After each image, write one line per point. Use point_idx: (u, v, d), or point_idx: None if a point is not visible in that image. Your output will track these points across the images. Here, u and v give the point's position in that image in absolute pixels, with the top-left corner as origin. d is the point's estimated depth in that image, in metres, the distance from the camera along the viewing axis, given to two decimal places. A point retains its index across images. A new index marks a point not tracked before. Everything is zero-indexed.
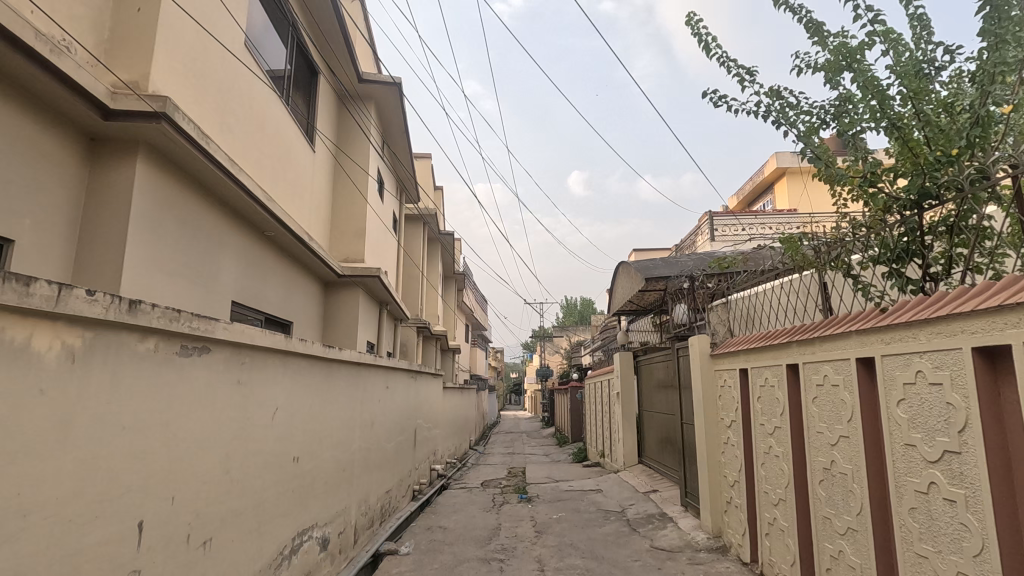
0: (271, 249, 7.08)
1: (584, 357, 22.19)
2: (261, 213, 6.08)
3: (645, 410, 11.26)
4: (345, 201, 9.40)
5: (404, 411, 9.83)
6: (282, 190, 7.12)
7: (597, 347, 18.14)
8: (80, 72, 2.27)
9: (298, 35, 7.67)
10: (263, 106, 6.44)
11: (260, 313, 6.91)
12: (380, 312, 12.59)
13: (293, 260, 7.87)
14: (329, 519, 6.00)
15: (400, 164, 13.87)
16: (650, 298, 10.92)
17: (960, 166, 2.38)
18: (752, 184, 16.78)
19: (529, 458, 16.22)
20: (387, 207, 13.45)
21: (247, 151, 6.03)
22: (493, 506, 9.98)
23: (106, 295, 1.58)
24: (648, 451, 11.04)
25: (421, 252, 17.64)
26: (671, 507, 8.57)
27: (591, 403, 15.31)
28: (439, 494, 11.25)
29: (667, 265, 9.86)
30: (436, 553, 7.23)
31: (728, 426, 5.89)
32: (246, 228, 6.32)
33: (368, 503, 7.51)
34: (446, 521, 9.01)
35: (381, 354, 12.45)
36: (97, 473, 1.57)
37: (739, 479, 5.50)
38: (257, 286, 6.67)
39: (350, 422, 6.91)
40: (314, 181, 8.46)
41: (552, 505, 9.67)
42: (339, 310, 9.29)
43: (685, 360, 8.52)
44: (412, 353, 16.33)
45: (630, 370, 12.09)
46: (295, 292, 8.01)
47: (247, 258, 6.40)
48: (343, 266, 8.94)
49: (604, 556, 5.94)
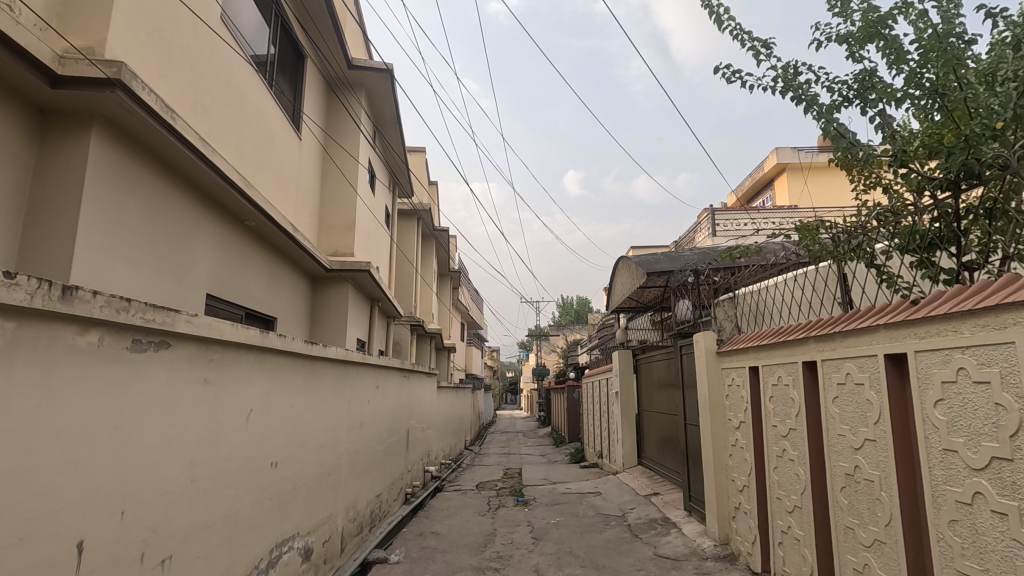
0: (254, 239, 6.42)
1: (581, 355, 21.37)
2: (240, 201, 5.39)
3: (645, 409, 10.59)
4: (334, 191, 8.68)
5: (396, 411, 9.13)
6: (267, 179, 6.44)
7: (597, 343, 17.21)
8: (20, 30, 1.79)
9: (282, 14, 6.95)
10: (245, 88, 5.78)
11: (240, 308, 6.19)
12: (371, 310, 11.87)
13: (279, 254, 7.20)
14: (313, 527, 5.30)
15: (393, 155, 13.07)
16: (651, 295, 10.25)
17: (1009, 140, 1.94)
18: (751, 180, 16.01)
19: (524, 458, 15.47)
20: (379, 200, 12.72)
21: (229, 138, 5.42)
22: (488, 510, 9.29)
23: (32, 277, 1.25)
24: (648, 451, 10.37)
25: (414, 249, 16.87)
26: (674, 512, 7.89)
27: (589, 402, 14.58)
28: (434, 497, 10.53)
29: (670, 260, 9.21)
30: (429, 562, 6.56)
31: (734, 427, 5.25)
32: (226, 218, 5.65)
33: (356, 508, 6.79)
34: (439, 527, 8.32)
35: (371, 352, 11.74)
36: (13, 495, 1.22)
37: (748, 484, 4.90)
38: (239, 278, 6.02)
39: (337, 421, 6.26)
40: (302, 172, 7.81)
41: (550, 509, 8.99)
42: (330, 308, 8.59)
43: (689, 358, 7.86)
44: (405, 351, 15.56)
45: (630, 367, 11.36)
46: (280, 287, 7.30)
47: (225, 250, 5.71)
48: (331, 259, 8.26)
49: (606, 565, 5.25)
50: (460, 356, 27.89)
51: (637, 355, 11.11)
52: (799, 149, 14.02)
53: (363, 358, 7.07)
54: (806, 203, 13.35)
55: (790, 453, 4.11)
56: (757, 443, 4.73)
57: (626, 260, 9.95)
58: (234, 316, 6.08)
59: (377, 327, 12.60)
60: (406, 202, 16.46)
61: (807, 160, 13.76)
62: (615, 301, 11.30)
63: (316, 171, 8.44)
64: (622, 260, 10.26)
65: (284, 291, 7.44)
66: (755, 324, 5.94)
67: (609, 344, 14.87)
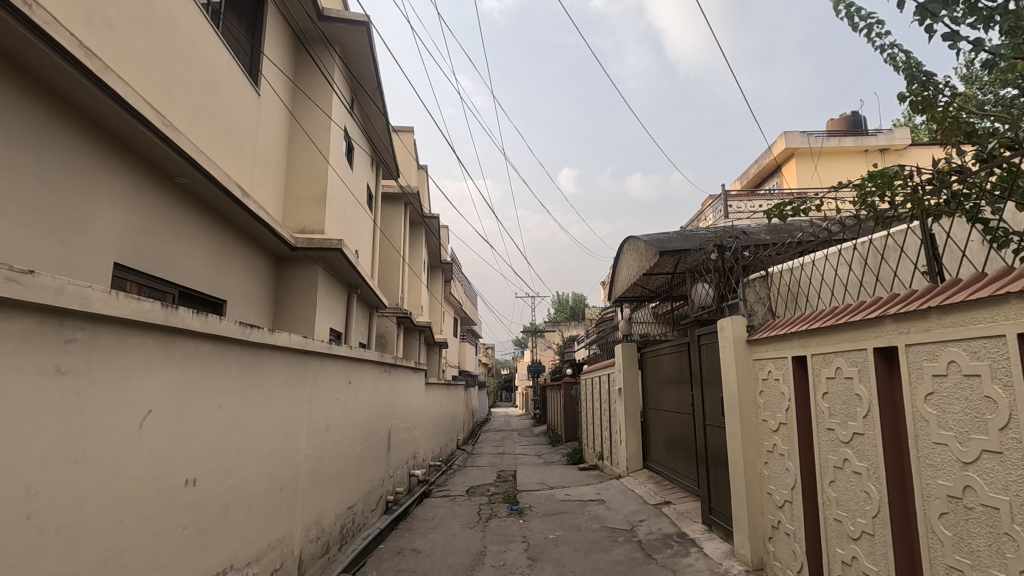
0: (200, 209, 4.79)
1: (580, 350, 19.24)
2: (175, 158, 3.82)
3: (648, 407, 8.68)
4: (302, 162, 6.99)
5: (375, 412, 7.02)
6: (212, 140, 4.87)
7: (592, 340, 15.32)
8: None
9: None
10: (177, 15, 4.27)
11: (175, 287, 4.51)
12: (348, 297, 9.87)
13: (230, 224, 5.44)
14: (255, 557, 3.52)
15: (375, 125, 11.04)
16: (658, 282, 8.34)
17: None
18: (757, 167, 14.16)
19: (521, 458, 13.64)
20: (361, 177, 10.75)
21: (153, 75, 3.93)
22: (478, 521, 7.23)
23: None
24: (654, 452, 8.42)
25: (403, 238, 14.83)
26: (691, 525, 5.95)
27: (588, 399, 12.48)
28: (419, 505, 8.49)
29: (686, 238, 7.22)
30: None
31: (772, 429, 3.59)
32: (158, 179, 4.05)
33: (320, 524, 4.85)
34: (420, 542, 6.27)
35: (349, 345, 9.73)
36: None
37: (793, 498, 3.23)
38: (174, 250, 4.37)
39: (296, 417, 4.38)
40: (262, 135, 6.14)
41: (546, 522, 6.90)
42: (298, 295, 6.83)
43: (707, 351, 5.91)
44: (392, 345, 13.64)
45: (635, 362, 9.11)
46: (230, 262, 5.50)
47: (160, 217, 4.11)
48: (298, 236, 6.56)
49: None
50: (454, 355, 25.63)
51: (643, 349, 8.90)
52: (810, 133, 12.12)
53: (332, 349, 5.12)
54: (821, 185, 11.48)
55: (857, 465, 2.53)
56: (804, 449, 3.07)
57: (632, 239, 7.99)
58: (166, 297, 4.42)
59: (356, 317, 10.51)
60: (391, 184, 14.50)
61: (818, 143, 11.97)
62: (618, 290, 9.35)
63: (281, 137, 6.77)
64: (628, 241, 8.16)
65: (238, 268, 5.74)
66: (794, 307, 4.36)
67: (610, 337, 12.69)
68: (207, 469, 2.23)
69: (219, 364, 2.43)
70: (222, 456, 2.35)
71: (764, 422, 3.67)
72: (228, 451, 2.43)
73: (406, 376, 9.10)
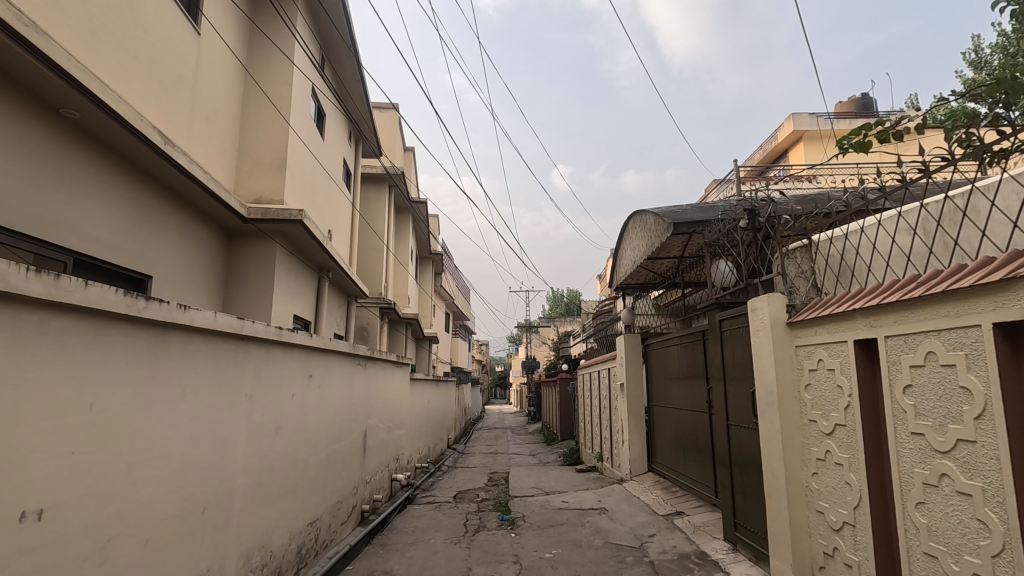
0: (111, 163, 3.07)
1: (579, 347, 17.41)
2: (32, 56, 2.13)
3: (655, 403, 6.35)
4: (257, 119, 4.78)
5: (346, 409, 4.74)
6: (121, 67, 3.03)
7: (591, 332, 13.38)
8: None
9: None
10: None
11: (70, 252, 2.80)
12: (321, 284, 7.57)
13: (156, 182, 3.50)
14: None
15: (354, 99, 8.60)
16: (665, 267, 6.19)
17: None
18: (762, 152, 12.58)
19: (513, 457, 11.77)
20: (339, 152, 8.41)
21: None
22: (466, 533, 5.08)
23: None
24: (660, 452, 6.19)
25: (388, 224, 11.99)
26: (713, 541, 3.90)
27: (585, 397, 10.58)
28: (399, 512, 6.26)
29: (706, 208, 5.05)
30: None
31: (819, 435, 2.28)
32: (18, 95, 2.38)
33: (272, 546, 2.87)
34: (396, 562, 4.08)
35: (321, 336, 7.55)
36: None
37: (857, 521, 1.98)
38: (63, 204, 2.68)
39: (241, 426, 2.49)
40: (205, 82, 4.10)
41: (541, 535, 4.72)
42: (251, 278, 4.65)
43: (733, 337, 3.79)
44: (376, 339, 10.89)
45: (638, 355, 6.75)
46: (157, 232, 3.56)
47: (20, 152, 2.42)
48: (250, 205, 4.48)
49: None
50: (446, 351, 23.59)
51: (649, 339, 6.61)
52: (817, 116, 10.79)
53: (282, 335, 2.97)
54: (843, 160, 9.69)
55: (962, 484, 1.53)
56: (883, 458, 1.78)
57: (639, 213, 5.67)
58: (55, 267, 2.73)
59: (330, 305, 8.35)
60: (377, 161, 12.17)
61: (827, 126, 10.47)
62: (619, 278, 7.04)
63: (231, 85, 4.57)
64: (632, 215, 5.90)
65: (168, 241, 3.71)
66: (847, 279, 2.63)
67: (611, 330, 10.51)
68: (67, 490, 1.38)
69: (87, 347, 1.47)
70: (76, 477, 1.40)
71: (811, 421, 2.32)
72: (108, 464, 1.53)
73: (386, 369, 6.85)
